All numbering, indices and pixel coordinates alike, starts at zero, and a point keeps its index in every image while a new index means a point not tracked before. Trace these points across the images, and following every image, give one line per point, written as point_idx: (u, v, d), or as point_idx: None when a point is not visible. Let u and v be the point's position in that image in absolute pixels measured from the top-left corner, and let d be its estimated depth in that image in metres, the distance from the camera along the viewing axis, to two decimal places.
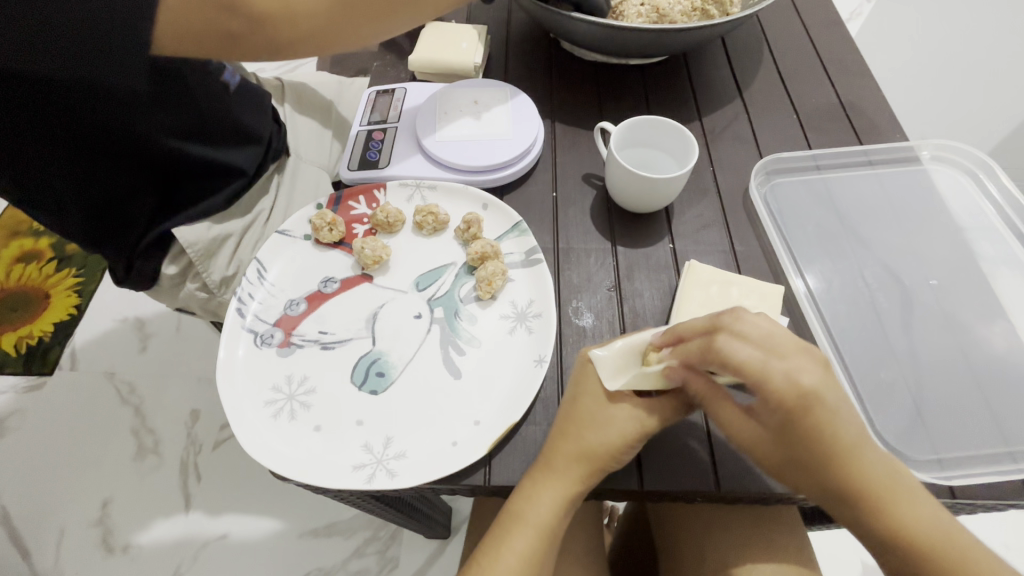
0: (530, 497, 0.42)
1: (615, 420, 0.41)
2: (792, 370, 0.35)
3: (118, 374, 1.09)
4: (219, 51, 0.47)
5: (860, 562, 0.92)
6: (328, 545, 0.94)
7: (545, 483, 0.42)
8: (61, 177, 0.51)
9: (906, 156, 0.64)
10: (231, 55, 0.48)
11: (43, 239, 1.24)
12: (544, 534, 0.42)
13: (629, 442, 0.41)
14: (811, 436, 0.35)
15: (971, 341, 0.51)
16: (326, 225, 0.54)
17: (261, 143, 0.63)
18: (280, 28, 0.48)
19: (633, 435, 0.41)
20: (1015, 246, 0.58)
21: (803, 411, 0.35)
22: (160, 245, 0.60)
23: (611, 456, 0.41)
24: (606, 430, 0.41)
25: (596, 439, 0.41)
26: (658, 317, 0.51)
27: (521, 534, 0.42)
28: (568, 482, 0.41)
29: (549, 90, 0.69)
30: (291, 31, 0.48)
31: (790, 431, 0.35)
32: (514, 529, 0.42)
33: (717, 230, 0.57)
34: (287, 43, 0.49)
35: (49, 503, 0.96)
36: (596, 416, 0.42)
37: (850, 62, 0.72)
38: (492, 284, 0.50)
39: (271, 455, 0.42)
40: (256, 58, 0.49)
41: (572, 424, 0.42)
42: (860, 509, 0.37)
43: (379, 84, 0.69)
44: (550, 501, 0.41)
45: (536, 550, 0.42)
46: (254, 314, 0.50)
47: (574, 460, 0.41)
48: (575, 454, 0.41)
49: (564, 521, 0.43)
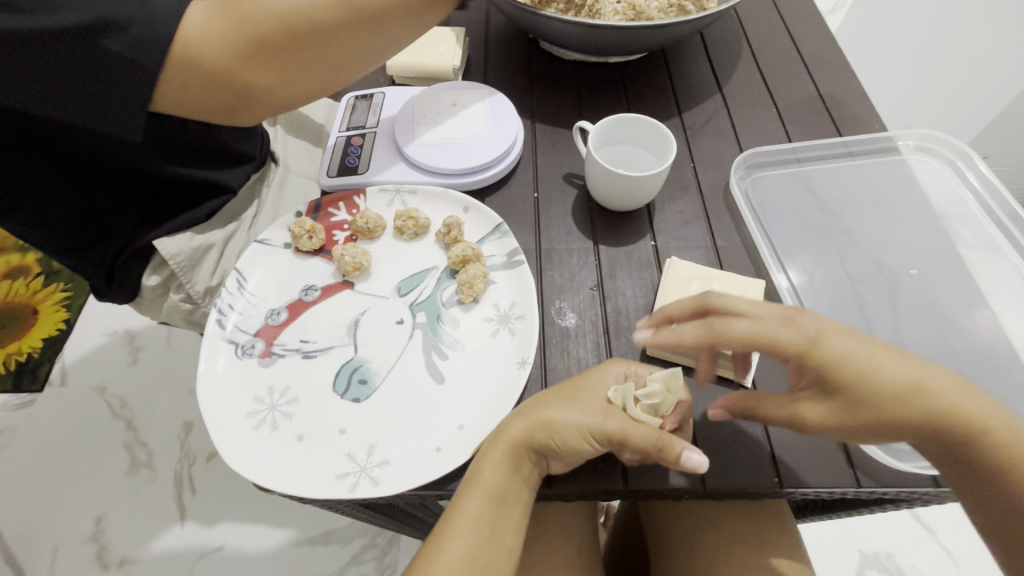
0: (481, 459, 0.41)
1: (586, 404, 0.42)
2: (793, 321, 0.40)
3: (108, 389, 1.08)
4: (224, 120, 0.50)
5: (857, 551, 0.92)
6: (324, 553, 0.94)
7: (495, 448, 0.41)
8: (48, 193, 0.53)
9: (886, 146, 0.64)
10: (238, 120, 0.51)
11: (29, 255, 1.23)
12: (495, 498, 0.42)
13: (595, 440, 0.41)
14: (856, 378, 0.38)
15: (953, 330, 0.52)
16: (305, 233, 0.53)
17: (250, 161, 0.63)
18: (275, 92, 0.50)
19: (596, 423, 0.40)
20: (994, 234, 0.58)
21: (823, 357, 0.38)
22: (140, 258, 0.59)
23: (573, 440, 0.41)
24: (578, 406, 0.42)
25: (565, 412, 0.42)
26: (640, 314, 0.51)
27: (472, 496, 0.41)
28: (524, 448, 0.42)
29: (527, 90, 0.69)
30: (285, 92, 0.51)
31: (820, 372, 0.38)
32: (467, 492, 0.42)
33: (699, 225, 0.57)
34: (287, 101, 0.52)
35: (42, 520, 0.95)
36: (569, 395, 0.43)
37: (827, 53, 0.72)
38: (474, 287, 0.50)
39: (251, 467, 0.42)
40: (261, 116, 0.52)
41: (546, 396, 0.44)
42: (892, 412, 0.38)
43: (357, 89, 0.68)
44: (500, 464, 0.41)
45: (489, 514, 0.42)
46: (234, 325, 0.49)
47: (529, 426, 0.42)
48: (534, 420, 0.42)
49: (512, 493, 0.42)
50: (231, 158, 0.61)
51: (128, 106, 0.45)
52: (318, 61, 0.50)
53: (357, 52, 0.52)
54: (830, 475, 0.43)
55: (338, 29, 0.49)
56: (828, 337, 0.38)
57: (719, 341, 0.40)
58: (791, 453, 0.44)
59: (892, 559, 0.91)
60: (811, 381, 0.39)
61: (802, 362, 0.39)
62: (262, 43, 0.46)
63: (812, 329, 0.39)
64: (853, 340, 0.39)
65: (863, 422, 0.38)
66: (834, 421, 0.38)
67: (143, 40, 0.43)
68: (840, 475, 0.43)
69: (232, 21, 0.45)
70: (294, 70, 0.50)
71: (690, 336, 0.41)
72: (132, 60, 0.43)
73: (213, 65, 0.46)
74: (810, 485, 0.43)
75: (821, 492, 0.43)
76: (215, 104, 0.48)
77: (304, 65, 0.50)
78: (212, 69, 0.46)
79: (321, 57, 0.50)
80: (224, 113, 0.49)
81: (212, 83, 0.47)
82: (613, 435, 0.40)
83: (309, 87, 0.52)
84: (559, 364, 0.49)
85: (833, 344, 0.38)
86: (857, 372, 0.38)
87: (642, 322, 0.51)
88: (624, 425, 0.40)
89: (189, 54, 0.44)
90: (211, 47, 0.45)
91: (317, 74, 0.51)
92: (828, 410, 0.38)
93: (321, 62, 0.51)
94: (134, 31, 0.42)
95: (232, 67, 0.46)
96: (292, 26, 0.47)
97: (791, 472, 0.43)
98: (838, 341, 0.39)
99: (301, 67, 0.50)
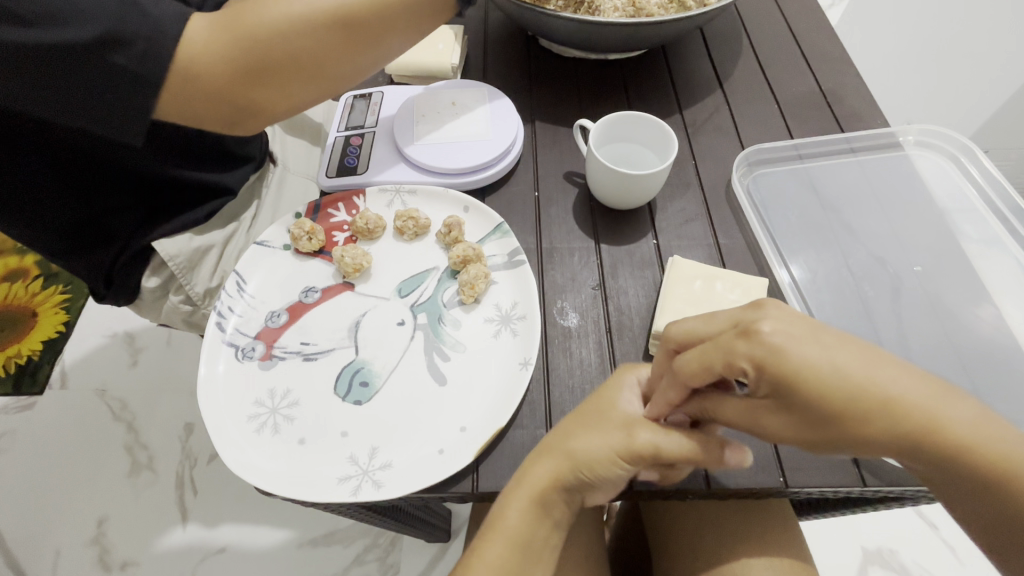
0: (505, 503, 0.41)
1: (608, 427, 0.40)
2: (746, 325, 0.35)
3: (108, 391, 1.07)
4: (227, 131, 0.50)
5: (860, 548, 0.92)
6: (328, 553, 0.93)
7: (521, 492, 0.40)
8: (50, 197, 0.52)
9: (889, 142, 0.64)
10: (241, 131, 0.51)
11: (28, 257, 1.23)
12: (516, 543, 0.41)
13: (620, 463, 0.39)
14: (818, 390, 0.33)
15: (958, 326, 0.51)
16: (305, 234, 0.53)
17: (249, 162, 0.63)
18: (276, 104, 0.50)
19: (621, 449, 0.39)
20: (997, 229, 0.58)
21: (779, 366, 0.33)
22: (139, 260, 0.58)
23: (603, 468, 0.40)
24: (595, 439, 0.40)
25: (586, 447, 0.40)
26: (643, 314, 0.51)
27: (492, 544, 0.41)
28: (541, 494, 0.40)
29: (527, 88, 0.69)
30: (285, 105, 0.51)
31: (784, 388, 0.33)
32: (487, 538, 0.41)
33: (702, 224, 0.57)
34: (287, 113, 0.52)
35: (43, 524, 0.95)
36: (590, 418, 0.41)
37: (828, 48, 0.72)
38: (476, 288, 0.49)
39: (254, 470, 0.42)
40: (263, 129, 0.52)
41: (566, 422, 0.42)
42: (868, 419, 0.33)
43: (355, 88, 0.67)
44: (520, 514, 0.41)
45: (510, 562, 0.41)
46: (234, 328, 0.49)
47: (553, 470, 0.40)
48: (560, 457, 0.40)
49: (538, 532, 0.42)
50: (233, 160, 0.61)
51: (127, 112, 0.44)
52: (320, 75, 0.50)
53: (358, 65, 0.52)
54: (836, 474, 0.43)
55: (341, 39, 0.49)
56: (789, 349, 0.33)
57: (688, 382, 0.37)
58: (796, 453, 0.43)
59: (895, 555, 0.91)
60: (769, 390, 0.34)
61: (757, 375, 0.34)
62: (262, 58, 0.46)
63: (769, 339, 0.34)
64: (812, 343, 0.33)
65: (826, 435, 0.34)
66: (792, 430, 0.35)
67: (148, 56, 0.42)
68: (845, 474, 0.43)
69: (233, 34, 0.45)
70: (294, 82, 0.49)
71: (671, 395, 0.38)
72: (137, 75, 0.43)
73: (216, 81, 0.46)
74: (813, 485, 0.42)
75: (824, 491, 0.43)
76: (217, 117, 0.48)
77: (306, 77, 0.50)
78: (214, 84, 0.46)
79: (324, 68, 0.50)
80: (226, 126, 0.50)
81: (214, 98, 0.47)
82: (645, 452, 0.38)
83: (308, 98, 0.52)
84: (561, 365, 0.48)
85: (791, 349, 0.33)
86: (820, 380, 0.33)
87: (645, 322, 0.50)
88: (654, 439, 0.38)
89: (189, 71, 0.44)
90: (210, 61, 0.45)
91: (316, 85, 0.51)
92: (789, 422, 0.35)
93: (321, 74, 0.50)
94: (138, 47, 0.42)
95: (233, 81, 0.46)
96: (291, 38, 0.47)
97: (796, 471, 0.43)
98: (797, 348, 0.33)
99: (304, 81, 0.50)
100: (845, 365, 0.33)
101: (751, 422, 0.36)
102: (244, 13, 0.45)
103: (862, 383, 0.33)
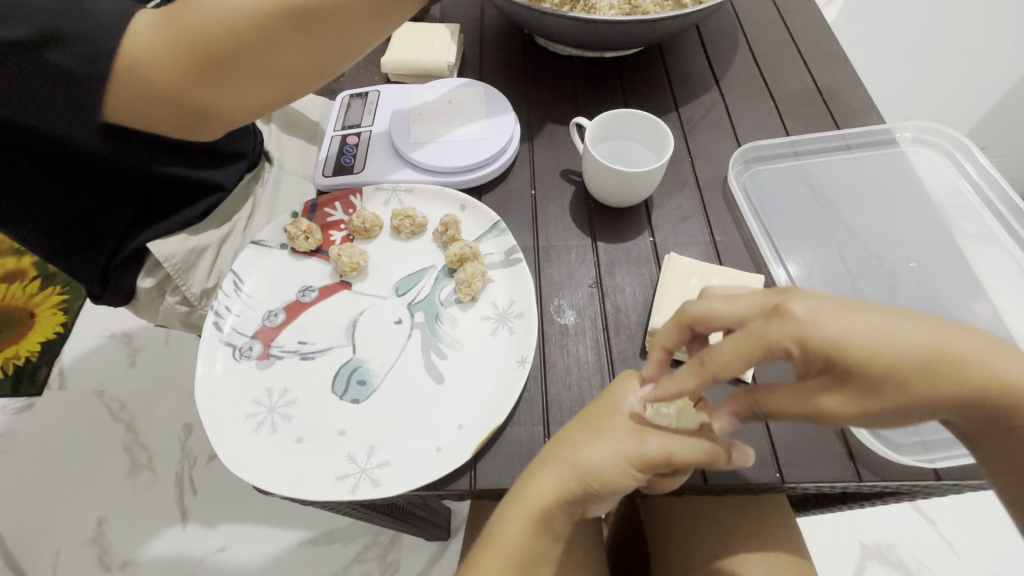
0: (504, 518, 0.40)
1: (616, 434, 0.40)
2: (776, 307, 0.34)
3: (107, 392, 1.07)
4: (182, 131, 0.50)
5: (858, 543, 0.92)
6: (328, 551, 0.94)
7: (520, 507, 0.40)
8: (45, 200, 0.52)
9: (884, 138, 0.64)
10: (197, 131, 0.51)
11: (25, 258, 1.22)
12: (517, 560, 0.40)
13: (631, 471, 0.39)
14: (863, 358, 0.32)
15: (953, 322, 0.52)
16: (301, 233, 0.53)
17: (241, 158, 0.63)
18: (231, 103, 0.50)
19: (631, 457, 0.38)
20: (993, 225, 0.58)
21: (821, 342, 0.32)
22: (134, 261, 0.58)
23: (609, 477, 0.39)
24: (602, 446, 0.39)
25: (591, 455, 0.39)
26: (639, 311, 0.51)
27: (490, 559, 0.41)
28: (543, 506, 0.39)
29: (523, 86, 0.69)
30: (242, 104, 0.50)
31: (834, 364, 0.32)
32: (485, 553, 0.41)
33: (697, 221, 0.57)
34: (244, 113, 0.51)
35: (43, 525, 0.95)
36: (595, 425, 0.41)
37: (824, 45, 0.72)
38: (472, 286, 0.49)
39: (253, 469, 0.42)
40: (220, 129, 0.52)
41: (572, 429, 0.42)
42: (913, 384, 0.32)
43: (351, 86, 0.68)
44: (519, 528, 0.40)
45: None
46: (231, 328, 0.49)
47: (556, 480, 0.39)
48: (563, 465, 0.40)
49: (539, 549, 0.41)
50: (224, 156, 0.61)
51: (81, 103, 0.45)
52: (275, 73, 0.50)
53: (316, 59, 0.51)
54: (831, 469, 0.43)
55: (292, 34, 0.48)
56: (822, 322, 0.32)
57: (716, 374, 0.35)
58: (793, 448, 0.44)
59: (893, 550, 0.91)
60: (817, 369, 0.33)
61: (801, 353, 0.33)
62: (217, 55, 0.45)
63: (801, 317, 0.33)
64: (845, 313, 0.33)
65: (886, 404, 0.33)
66: (852, 409, 0.33)
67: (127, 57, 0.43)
68: (841, 469, 0.43)
69: (181, 31, 0.44)
70: (251, 80, 0.49)
71: (689, 383, 0.36)
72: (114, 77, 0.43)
73: (163, 79, 0.45)
74: (811, 480, 0.43)
75: (822, 486, 0.43)
76: (169, 115, 0.48)
77: (261, 74, 0.49)
78: (162, 83, 0.45)
79: (277, 64, 0.49)
80: (180, 126, 0.49)
81: (164, 98, 0.46)
82: (656, 459, 0.38)
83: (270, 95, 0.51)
84: (557, 362, 0.48)
85: (824, 322, 0.32)
86: (866, 349, 0.32)
87: (641, 318, 0.51)
88: (666, 446, 0.38)
89: (136, 68, 0.44)
90: (164, 60, 0.44)
91: (275, 79, 0.50)
92: (843, 396, 0.33)
93: (277, 71, 0.50)
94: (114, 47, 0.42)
95: (182, 79, 0.45)
96: (243, 34, 0.45)
97: (793, 467, 0.43)
98: (831, 320, 0.33)
99: (258, 79, 0.49)
100: (880, 329, 0.33)
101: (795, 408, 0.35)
102: (190, 7, 0.45)
103: (902, 346, 0.32)
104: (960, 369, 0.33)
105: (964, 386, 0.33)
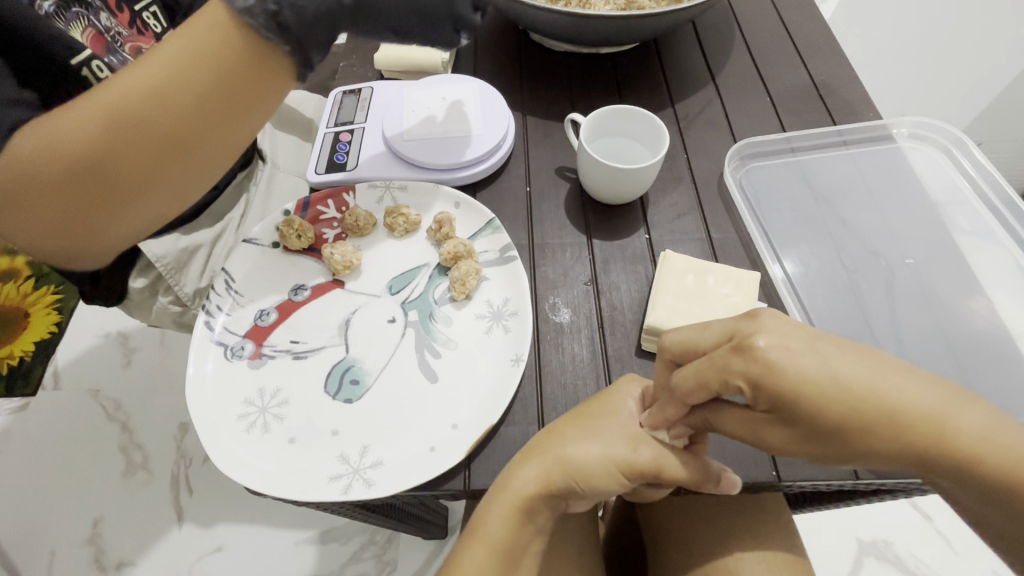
0: (489, 510, 0.40)
1: (608, 437, 0.40)
2: (742, 341, 0.34)
3: (103, 392, 1.07)
4: (75, 249, 0.45)
5: (856, 539, 0.92)
6: (325, 551, 0.93)
7: (505, 498, 0.40)
8: None
9: (881, 134, 0.63)
10: (91, 249, 0.45)
11: (19, 257, 1.21)
12: (500, 551, 0.40)
13: (619, 477, 0.39)
14: (817, 400, 0.33)
15: (950, 319, 0.51)
16: (294, 231, 0.52)
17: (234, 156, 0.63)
18: (121, 216, 0.44)
19: (620, 463, 0.39)
20: (990, 222, 0.58)
21: (779, 382, 0.33)
22: (125, 261, 0.58)
23: (596, 479, 0.39)
24: (591, 447, 0.40)
25: (582, 455, 0.39)
26: (635, 308, 0.51)
27: (473, 548, 0.40)
28: (526, 499, 0.39)
29: (518, 83, 0.68)
30: (134, 215, 0.45)
31: (785, 405, 0.34)
32: (469, 543, 0.41)
33: (693, 218, 0.57)
34: (144, 221, 0.46)
35: (38, 525, 0.95)
36: (589, 425, 0.41)
37: (821, 40, 0.72)
38: (467, 284, 0.49)
39: (244, 469, 0.42)
40: (118, 240, 0.46)
41: (563, 424, 0.42)
42: (855, 429, 0.34)
43: (345, 83, 0.67)
44: (503, 522, 0.40)
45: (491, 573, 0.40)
46: (223, 327, 0.49)
47: (543, 473, 0.39)
48: (551, 461, 0.40)
49: (519, 539, 0.41)
50: None
51: None
52: (161, 180, 0.44)
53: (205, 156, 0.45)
54: (827, 467, 0.43)
55: (162, 139, 0.41)
56: (784, 364, 0.33)
57: (685, 401, 0.37)
58: None
59: (890, 546, 0.92)
60: (767, 406, 0.34)
61: (755, 391, 0.34)
62: (46, 197, 0.40)
63: (764, 354, 0.34)
64: (805, 355, 0.34)
65: (822, 445, 0.35)
66: (795, 444, 0.35)
67: None
68: (837, 466, 0.43)
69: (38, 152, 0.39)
70: (136, 193, 0.43)
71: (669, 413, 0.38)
72: None
73: (31, 206, 0.40)
74: (807, 478, 0.42)
75: (817, 484, 0.43)
76: (55, 237, 0.43)
77: (143, 186, 0.43)
78: (32, 209, 0.41)
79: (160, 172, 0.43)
80: (70, 245, 0.44)
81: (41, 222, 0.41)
82: (645, 470, 0.39)
83: (146, 221, 0.45)
84: (553, 362, 0.48)
85: (788, 364, 0.33)
86: (813, 395, 0.33)
87: (637, 316, 0.50)
88: (657, 459, 0.39)
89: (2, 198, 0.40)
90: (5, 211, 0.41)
91: (153, 197, 0.44)
92: (791, 434, 0.35)
93: (163, 179, 0.43)
94: None
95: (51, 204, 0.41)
96: (104, 148, 0.40)
97: (789, 465, 0.43)
98: (793, 362, 0.33)
99: (145, 189, 0.43)
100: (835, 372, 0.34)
101: (754, 436, 0.36)
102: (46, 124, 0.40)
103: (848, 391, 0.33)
104: (904, 424, 0.34)
105: (907, 438, 0.34)
